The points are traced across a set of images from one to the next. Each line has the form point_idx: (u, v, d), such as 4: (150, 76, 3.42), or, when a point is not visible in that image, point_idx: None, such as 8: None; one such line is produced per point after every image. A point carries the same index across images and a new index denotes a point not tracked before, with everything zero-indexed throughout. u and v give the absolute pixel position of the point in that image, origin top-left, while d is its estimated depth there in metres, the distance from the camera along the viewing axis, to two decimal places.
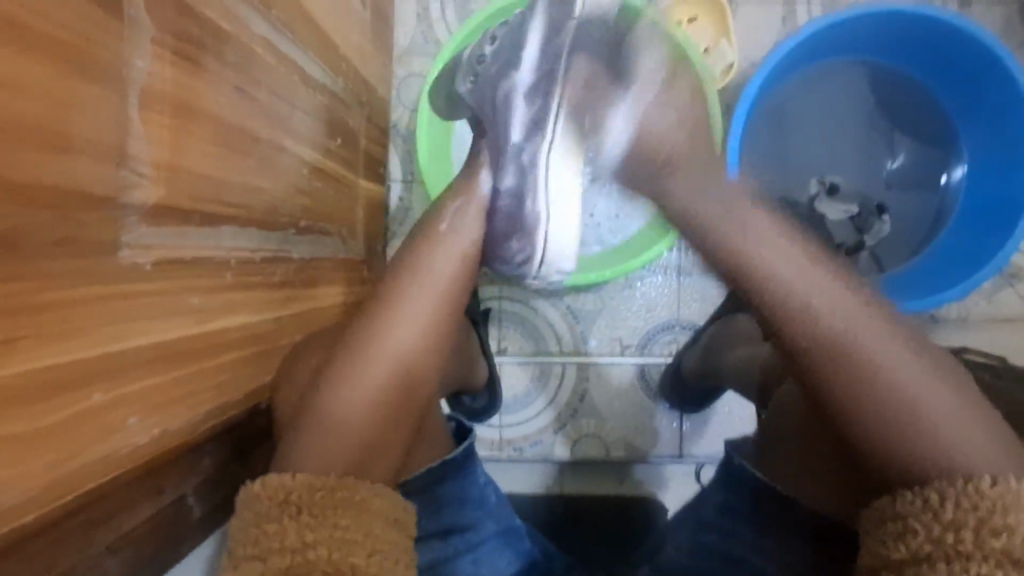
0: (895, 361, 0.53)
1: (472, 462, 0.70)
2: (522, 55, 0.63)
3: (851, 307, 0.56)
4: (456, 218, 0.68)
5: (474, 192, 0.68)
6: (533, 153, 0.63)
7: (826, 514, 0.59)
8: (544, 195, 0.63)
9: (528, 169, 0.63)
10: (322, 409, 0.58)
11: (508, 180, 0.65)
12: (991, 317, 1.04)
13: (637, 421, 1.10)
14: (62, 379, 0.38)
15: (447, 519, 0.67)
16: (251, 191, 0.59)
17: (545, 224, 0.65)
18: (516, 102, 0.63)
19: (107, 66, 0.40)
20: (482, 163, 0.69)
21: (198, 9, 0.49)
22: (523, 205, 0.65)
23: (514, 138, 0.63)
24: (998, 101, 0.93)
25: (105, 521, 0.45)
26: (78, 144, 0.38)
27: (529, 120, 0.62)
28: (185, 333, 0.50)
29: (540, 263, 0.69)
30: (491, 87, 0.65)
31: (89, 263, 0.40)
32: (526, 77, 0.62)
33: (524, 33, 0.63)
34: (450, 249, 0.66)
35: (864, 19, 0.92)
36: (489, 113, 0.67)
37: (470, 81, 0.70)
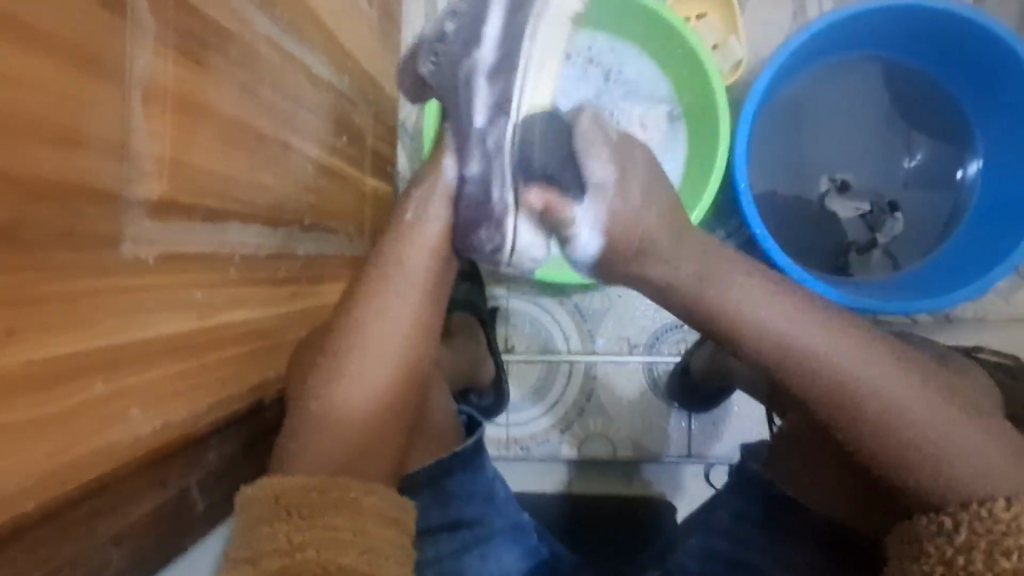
0: (906, 389, 0.51)
1: (478, 457, 0.70)
2: (483, 31, 0.56)
3: (851, 342, 0.53)
4: (421, 207, 0.62)
5: (439, 180, 0.61)
6: (499, 134, 0.56)
7: (836, 522, 0.60)
8: (512, 181, 0.56)
9: (494, 154, 0.56)
10: (315, 410, 0.57)
11: (473, 166, 0.58)
12: (1008, 317, 1.02)
13: (646, 420, 1.10)
14: (64, 368, 0.39)
15: (452, 512, 0.68)
16: (255, 188, 0.60)
17: (515, 215, 0.57)
18: (477, 84, 0.56)
19: (108, 64, 0.41)
20: (445, 148, 0.61)
21: (201, 8, 0.49)
22: (490, 192, 0.58)
23: (478, 122, 0.57)
24: (1014, 96, 0.92)
25: (106, 512, 0.46)
26: (78, 138, 0.39)
27: (497, 100, 0.55)
28: (186, 327, 0.51)
29: (512, 253, 0.59)
30: (449, 65, 0.58)
31: (91, 256, 0.41)
32: (487, 55, 0.56)
33: (484, 11, 0.56)
34: (419, 245, 0.61)
35: (878, 14, 0.91)
36: (451, 101, 0.59)
37: (431, 62, 0.60)
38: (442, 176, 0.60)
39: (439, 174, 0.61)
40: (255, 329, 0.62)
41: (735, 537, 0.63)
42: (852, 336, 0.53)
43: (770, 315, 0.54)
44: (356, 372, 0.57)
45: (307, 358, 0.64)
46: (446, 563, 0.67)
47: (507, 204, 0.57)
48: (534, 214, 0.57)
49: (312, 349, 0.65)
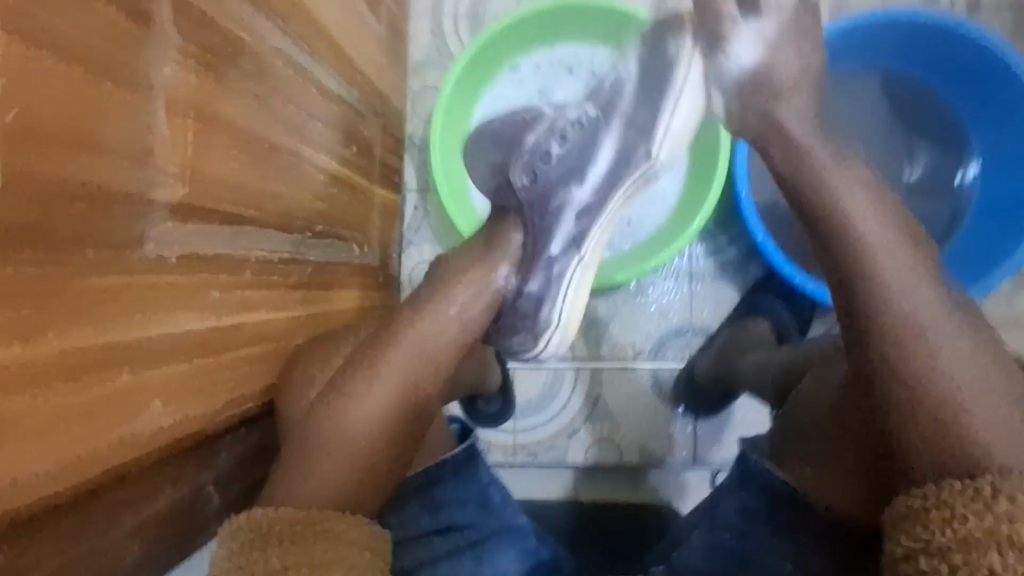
0: (970, 371, 0.53)
1: (471, 462, 0.71)
2: (587, 175, 0.66)
3: (932, 299, 0.56)
4: (467, 297, 0.68)
5: (489, 284, 0.68)
6: (566, 265, 0.69)
7: (841, 511, 0.60)
8: (561, 304, 0.70)
9: (555, 280, 0.69)
10: (323, 432, 0.60)
11: (533, 284, 0.68)
12: (1011, 320, 1.03)
13: (652, 426, 1.11)
14: (89, 360, 0.41)
15: (444, 517, 0.70)
16: (268, 195, 0.62)
17: (554, 330, 0.70)
18: (566, 217, 0.67)
19: (133, 72, 0.43)
20: (503, 256, 0.69)
21: (219, 22, 0.52)
22: (540, 309, 0.69)
23: (552, 250, 0.68)
24: (1015, 103, 0.93)
25: (130, 504, 0.47)
26: (103, 142, 0.41)
27: (573, 236, 0.68)
28: (204, 326, 0.53)
29: (536, 356, 0.73)
30: (542, 192, 0.66)
31: (115, 254, 0.43)
32: (582, 198, 0.67)
33: (597, 141, 0.65)
34: (432, 325, 0.66)
35: (875, 22, 0.93)
36: (529, 211, 0.67)
37: (526, 178, 0.66)
38: (493, 282, 0.68)
39: (490, 275, 0.68)
40: (269, 332, 0.64)
41: (741, 532, 0.66)
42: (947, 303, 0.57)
43: (885, 262, 0.58)
44: (364, 403, 0.62)
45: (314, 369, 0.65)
46: (437, 566, 0.67)
47: (551, 323, 0.70)
48: (574, 309, 0.71)
49: (323, 355, 0.67)
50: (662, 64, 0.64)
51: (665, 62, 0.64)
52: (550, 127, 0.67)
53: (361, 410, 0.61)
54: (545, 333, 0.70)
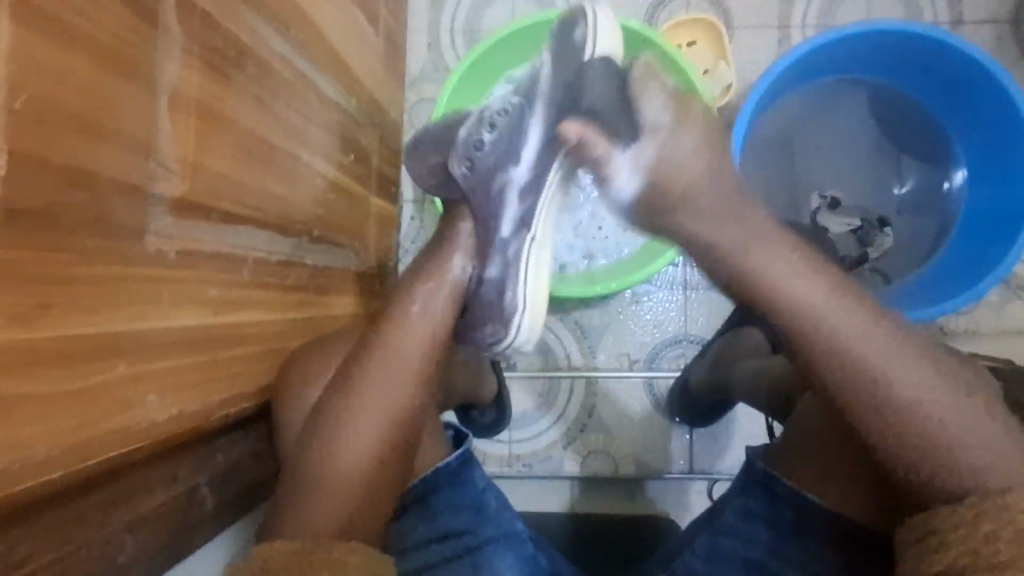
0: (952, 407, 0.51)
1: (466, 467, 0.70)
2: (523, 154, 0.64)
3: (883, 342, 0.53)
4: (428, 301, 0.63)
5: (444, 277, 0.65)
6: (519, 247, 0.66)
7: (834, 512, 0.61)
8: (524, 285, 0.66)
9: (513, 263, 0.65)
10: (325, 438, 0.59)
11: (492, 269, 0.65)
12: (1000, 330, 1.04)
13: (647, 436, 1.11)
14: (87, 348, 0.41)
15: (441, 525, 0.68)
16: (267, 196, 0.62)
17: (522, 314, 0.67)
18: (510, 198, 0.65)
19: (139, 68, 0.44)
20: (455, 247, 0.66)
21: (223, 24, 0.53)
22: (504, 295, 0.66)
23: (503, 232, 0.65)
24: (997, 117, 0.95)
25: (122, 501, 0.47)
26: (110, 133, 0.42)
27: (520, 216, 0.65)
28: (203, 322, 0.53)
29: (510, 346, 0.69)
30: (481, 175, 0.65)
31: (117, 244, 0.43)
32: (522, 175, 0.64)
33: (524, 129, 0.64)
34: (422, 337, 0.62)
35: (860, 38, 0.95)
36: (478, 198, 0.66)
37: (465, 166, 0.65)
38: (450, 276, 0.65)
39: (444, 269, 0.65)
40: (266, 333, 0.64)
41: (741, 534, 0.66)
42: (870, 313, 0.54)
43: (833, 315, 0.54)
44: (356, 415, 0.59)
45: (310, 371, 0.65)
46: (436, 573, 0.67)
47: (518, 305, 0.67)
48: (537, 296, 0.68)
49: (321, 354, 0.66)
50: (571, 46, 0.64)
51: (571, 47, 0.64)
52: (479, 118, 0.66)
53: (363, 423, 0.59)
54: (515, 318, 0.66)
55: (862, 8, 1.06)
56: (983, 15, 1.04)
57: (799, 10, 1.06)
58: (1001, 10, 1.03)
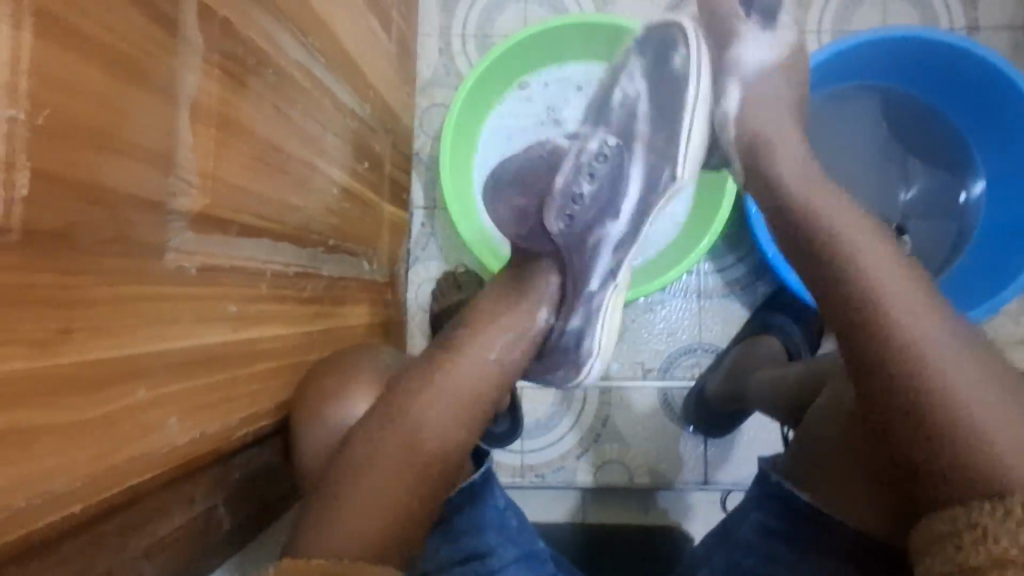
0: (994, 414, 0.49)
1: (488, 487, 0.69)
2: (623, 208, 0.64)
3: (955, 337, 0.53)
4: (503, 342, 0.66)
5: (531, 329, 0.67)
6: (603, 299, 0.68)
7: (863, 531, 0.58)
8: (602, 334, 0.70)
9: (595, 316, 0.69)
10: (356, 458, 0.58)
11: (574, 322, 0.68)
12: (1019, 339, 1.03)
13: (661, 446, 1.09)
14: (108, 371, 0.39)
15: (464, 546, 0.67)
16: (284, 207, 0.61)
17: (596, 360, 0.71)
18: (604, 252, 0.66)
19: (159, 80, 0.42)
20: (540, 300, 0.68)
21: (242, 32, 0.51)
22: (582, 342, 0.70)
23: (592, 286, 0.67)
24: (1020, 121, 0.94)
25: (140, 526, 0.45)
26: (130, 149, 0.40)
27: (609, 271, 0.67)
28: (222, 339, 0.51)
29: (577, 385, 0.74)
30: (580, 236, 0.64)
31: (137, 263, 0.41)
32: (618, 231, 0.65)
33: (624, 174, 0.64)
34: (474, 365, 0.64)
35: (877, 43, 0.94)
36: (568, 258, 0.65)
37: (563, 222, 0.62)
38: (536, 326, 0.67)
39: (533, 319, 0.67)
40: (283, 347, 0.62)
41: (764, 553, 0.64)
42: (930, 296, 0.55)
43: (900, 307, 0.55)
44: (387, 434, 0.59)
45: (330, 388, 0.63)
46: None
47: (591, 352, 0.71)
48: (608, 340, 0.72)
49: (340, 372, 0.65)
50: (670, 76, 0.66)
51: (670, 80, 0.66)
52: (578, 165, 0.61)
53: (388, 439, 0.58)
54: (589, 363, 0.71)
55: (879, 13, 1.04)
56: (1001, 20, 1.02)
57: (816, 15, 1.05)
58: (1020, 15, 1.02)
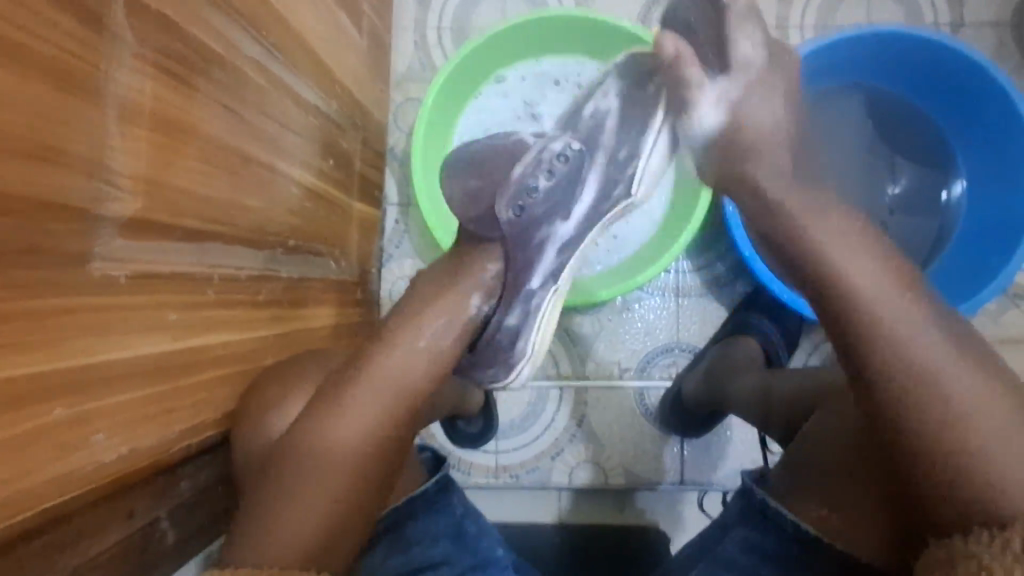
0: (988, 417, 0.50)
1: (445, 496, 0.68)
2: (573, 210, 0.65)
3: (945, 351, 0.52)
4: (439, 329, 0.63)
5: (461, 312, 0.64)
6: (543, 299, 0.67)
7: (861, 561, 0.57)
8: (534, 336, 0.68)
9: (533, 313, 0.67)
10: (299, 462, 0.55)
11: (512, 317, 0.66)
12: (998, 339, 1.02)
13: (637, 447, 1.08)
14: (18, 391, 0.37)
15: (415, 555, 0.65)
16: (235, 209, 0.59)
17: (528, 363, 0.69)
18: (547, 251, 0.66)
19: (84, 81, 0.40)
20: (473, 283, 0.65)
21: (184, 28, 0.49)
22: (515, 344, 0.67)
23: (533, 283, 0.66)
24: (999, 119, 0.92)
25: (68, 545, 0.43)
26: (50, 155, 0.38)
27: (553, 269, 0.67)
28: (157, 349, 0.49)
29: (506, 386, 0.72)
30: (528, 224, 0.64)
31: (55, 274, 0.40)
32: (565, 231, 0.65)
33: (579, 184, 0.64)
34: (409, 347, 0.61)
35: (859, 40, 0.92)
36: (514, 244, 0.64)
37: (514, 212, 0.62)
38: (465, 312, 0.64)
39: (462, 304, 0.64)
40: (234, 353, 0.60)
41: (741, 567, 0.64)
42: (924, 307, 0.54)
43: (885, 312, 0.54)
44: (337, 421, 0.57)
45: (279, 394, 0.61)
46: None
47: (524, 354, 0.68)
48: (542, 343, 0.70)
49: (297, 377, 0.63)
50: (636, 95, 0.63)
51: (634, 83, 0.63)
52: (535, 159, 0.62)
53: (340, 429, 0.57)
54: (520, 366, 0.69)
55: (862, 8, 1.02)
56: (985, 17, 1.01)
57: (799, 10, 1.02)
58: (1004, 12, 1.00)
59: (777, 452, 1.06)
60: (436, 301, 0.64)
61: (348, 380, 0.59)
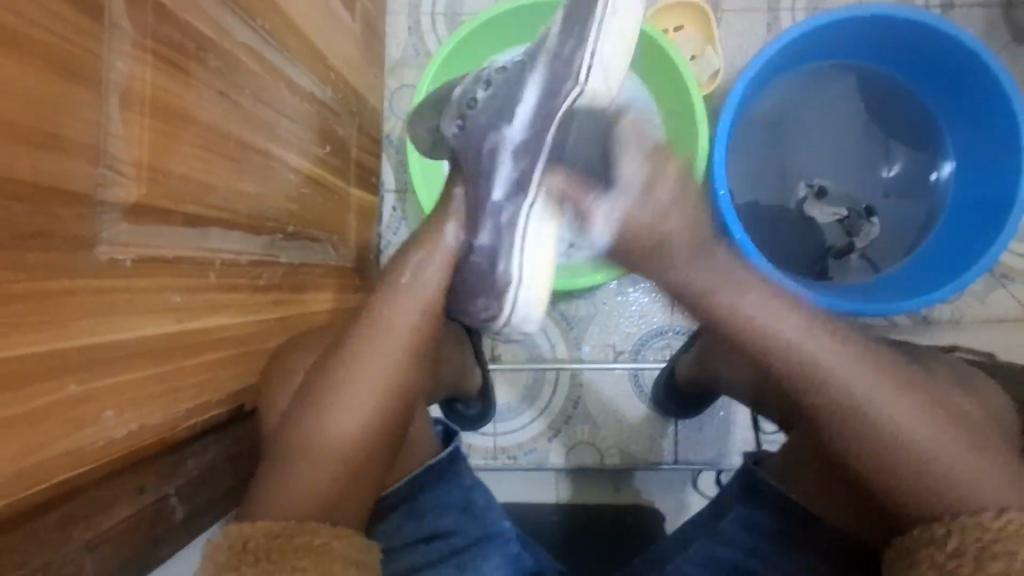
0: (898, 406, 0.56)
1: (454, 468, 0.70)
2: (516, 112, 0.62)
3: (855, 364, 0.58)
4: (422, 267, 0.66)
5: (440, 245, 0.66)
6: (514, 212, 0.63)
7: (838, 528, 0.62)
8: (518, 259, 0.64)
9: (506, 228, 0.63)
10: (308, 436, 0.60)
11: (483, 236, 0.64)
12: (985, 319, 1.04)
13: (631, 428, 1.10)
14: (31, 368, 0.39)
15: (428, 524, 0.68)
16: (234, 195, 0.60)
17: (516, 288, 0.65)
18: (503, 159, 0.63)
19: (86, 68, 0.42)
20: (449, 213, 0.67)
21: (180, 16, 0.50)
22: (497, 264, 0.64)
23: (496, 195, 0.63)
24: (985, 99, 0.93)
25: (83, 518, 0.44)
26: (59, 142, 0.40)
27: (512, 177, 0.63)
28: (160, 330, 0.51)
29: (505, 323, 0.67)
30: (477, 133, 0.65)
31: (65, 257, 0.41)
32: (515, 135, 0.62)
33: (519, 86, 0.63)
34: (410, 302, 0.65)
35: (847, 22, 0.93)
36: (468, 158, 0.66)
37: (457, 124, 0.68)
38: (444, 244, 0.66)
39: (440, 236, 0.66)
40: (235, 336, 0.62)
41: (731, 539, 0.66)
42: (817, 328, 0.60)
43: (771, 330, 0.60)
44: (343, 404, 0.61)
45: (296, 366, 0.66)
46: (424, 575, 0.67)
47: (511, 278, 0.64)
48: (539, 273, 0.65)
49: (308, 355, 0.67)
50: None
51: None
52: (479, 77, 0.68)
53: (346, 412, 0.61)
54: (508, 293, 0.64)
55: None
56: None
57: None
58: None
59: (769, 430, 1.08)
60: (433, 250, 0.67)
61: (357, 350, 0.63)
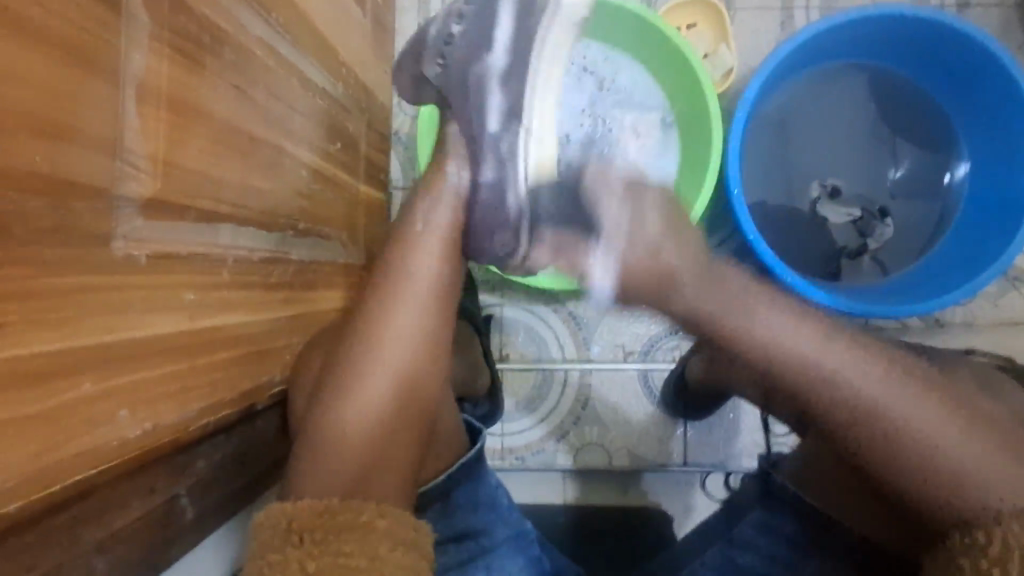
0: (920, 407, 0.54)
1: (484, 465, 0.70)
2: (496, 40, 0.66)
3: (854, 344, 0.56)
4: (431, 210, 0.69)
5: (444, 186, 0.70)
6: (512, 141, 0.66)
7: (866, 537, 0.62)
8: (536, 199, 0.66)
9: (509, 159, 0.67)
10: (334, 432, 0.60)
11: (489, 172, 0.67)
12: (998, 321, 1.03)
13: (641, 429, 1.09)
14: (49, 367, 0.38)
15: (459, 523, 0.67)
16: (247, 191, 0.59)
17: (534, 223, 0.67)
18: (492, 88, 0.66)
19: (104, 61, 0.41)
20: (450, 154, 0.70)
21: (196, 8, 0.49)
22: (505, 198, 0.67)
23: (491, 126, 0.66)
24: (1003, 98, 0.91)
25: (94, 518, 0.44)
26: (76, 136, 0.39)
27: (507, 106, 0.65)
28: (176, 328, 0.50)
29: (524, 259, 0.70)
30: (461, 69, 0.68)
31: (80, 252, 0.40)
32: (499, 61, 0.65)
33: (495, 12, 0.66)
34: (434, 260, 0.67)
35: (864, 21, 0.91)
36: (457, 92, 0.68)
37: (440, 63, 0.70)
38: (452, 186, 0.69)
39: (446, 179, 0.69)
40: (249, 334, 0.61)
41: None
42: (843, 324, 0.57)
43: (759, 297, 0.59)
44: (370, 387, 0.62)
45: (322, 361, 0.68)
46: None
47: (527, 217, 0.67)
48: (562, 217, 0.67)
49: (327, 351, 0.69)
50: None
51: None
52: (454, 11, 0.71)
53: (370, 386, 0.62)
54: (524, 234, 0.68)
55: None
56: None
57: None
58: None
59: (780, 432, 1.08)
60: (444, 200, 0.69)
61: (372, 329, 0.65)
